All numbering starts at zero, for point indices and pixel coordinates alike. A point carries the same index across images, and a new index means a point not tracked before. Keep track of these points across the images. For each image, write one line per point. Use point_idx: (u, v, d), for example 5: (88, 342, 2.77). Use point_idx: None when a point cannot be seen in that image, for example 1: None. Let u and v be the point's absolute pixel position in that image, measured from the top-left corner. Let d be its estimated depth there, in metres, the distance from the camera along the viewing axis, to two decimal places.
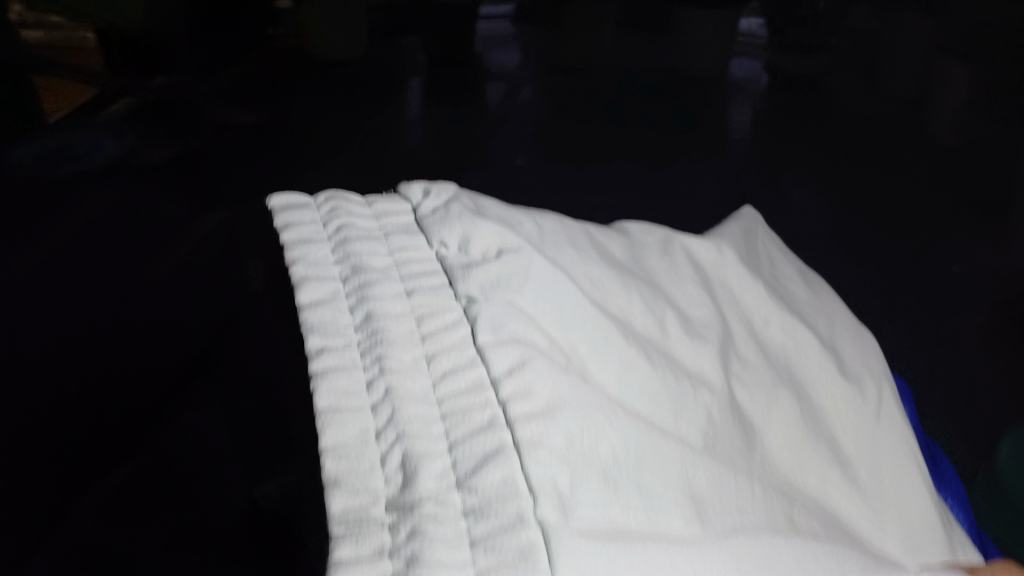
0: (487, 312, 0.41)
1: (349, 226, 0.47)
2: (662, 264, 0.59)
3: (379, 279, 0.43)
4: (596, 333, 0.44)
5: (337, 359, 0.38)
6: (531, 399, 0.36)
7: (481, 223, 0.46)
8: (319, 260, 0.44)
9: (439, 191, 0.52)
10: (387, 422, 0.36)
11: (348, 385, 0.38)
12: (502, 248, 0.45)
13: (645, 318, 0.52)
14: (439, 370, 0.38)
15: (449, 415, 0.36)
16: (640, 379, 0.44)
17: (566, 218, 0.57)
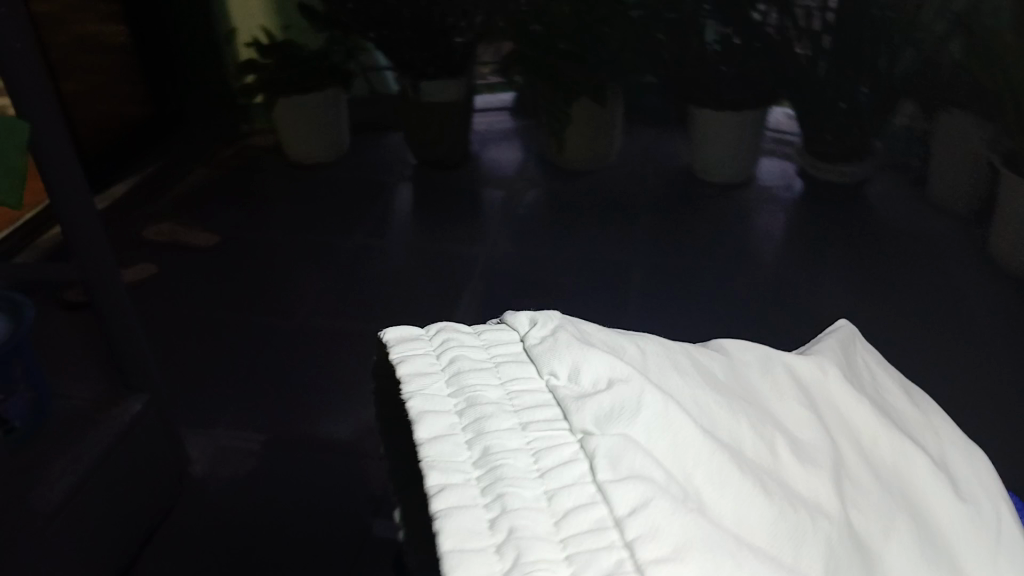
0: (602, 449, 0.46)
1: (460, 354, 0.53)
2: (766, 383, 0.61)
3: (492, 414, 0.48)
4: (711, 461, 0.47)
5: (456, 497, 0.43)
6: (641, 518, 0.42)
7: (595, 353, 0.51)
8: (435, 393, 0.51)
9: (543, 318, 0.58)
10: (504, 540, 0.41)
11: (471, 523, 0.42)
12: (613, 377, 0.50)
13: (756, 444, 0.53)
14: (558, 508, 0.43)
15: (566, 506, 0.43)
16: (749, 499, 0.46)
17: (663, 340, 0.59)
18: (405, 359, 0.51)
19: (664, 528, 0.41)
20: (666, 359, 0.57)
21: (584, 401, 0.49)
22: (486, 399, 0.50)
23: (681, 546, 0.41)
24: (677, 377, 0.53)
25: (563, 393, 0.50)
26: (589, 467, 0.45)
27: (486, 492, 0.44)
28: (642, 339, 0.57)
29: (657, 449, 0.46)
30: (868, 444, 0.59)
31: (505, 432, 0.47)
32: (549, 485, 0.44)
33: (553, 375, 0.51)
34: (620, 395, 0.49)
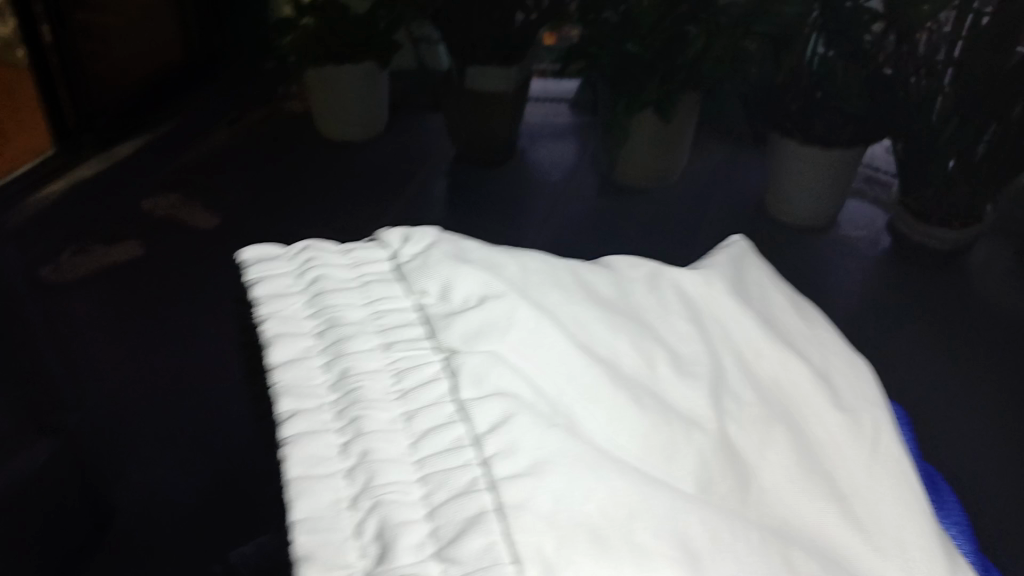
0: (469, 367, 0.42)
1: (324, 278, 0.49)
2: (650, 303, 0.53)
3: (352, 334, 0.45)
4: (581, 375, 0.44)
5: (307, 423, 0.40)
6: (515, 460, 0.38)
7: (467, 268, 0.48)
8: (291, 316, 0.46)
9: (418, 236, 0.53)
10: (354, 464, 0.38)
11: (324, 449, 0.39)
12: (485, 294, 0.47)
13: (634, 357, 0.48)
14: (416, 429, 0.40)
15: (423, 439, 0.39)
16: (653, 435, 0.44)
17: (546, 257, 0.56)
18: (267, 280, 0.49)
19: (531, 461, 0.38)
20: (550, 278, 0.54)
21: (450, 317, 0.46)
22: (341, 276, 0.49)
23: (557, 488, 0.37)
24: (552, 293, 0.49)
25: (431, 310, 0.48)
26: (451, 385, 0.42)
27: (333, 428, 0.40)
28: (517, 253, 0.53)
29: (534, 366, 0.44)
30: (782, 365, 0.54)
31: (363, 343, 0.45)
32: (396, 386, 0.42)
33: (424, 293, 0.48)
34: (490, 312, 0.46)
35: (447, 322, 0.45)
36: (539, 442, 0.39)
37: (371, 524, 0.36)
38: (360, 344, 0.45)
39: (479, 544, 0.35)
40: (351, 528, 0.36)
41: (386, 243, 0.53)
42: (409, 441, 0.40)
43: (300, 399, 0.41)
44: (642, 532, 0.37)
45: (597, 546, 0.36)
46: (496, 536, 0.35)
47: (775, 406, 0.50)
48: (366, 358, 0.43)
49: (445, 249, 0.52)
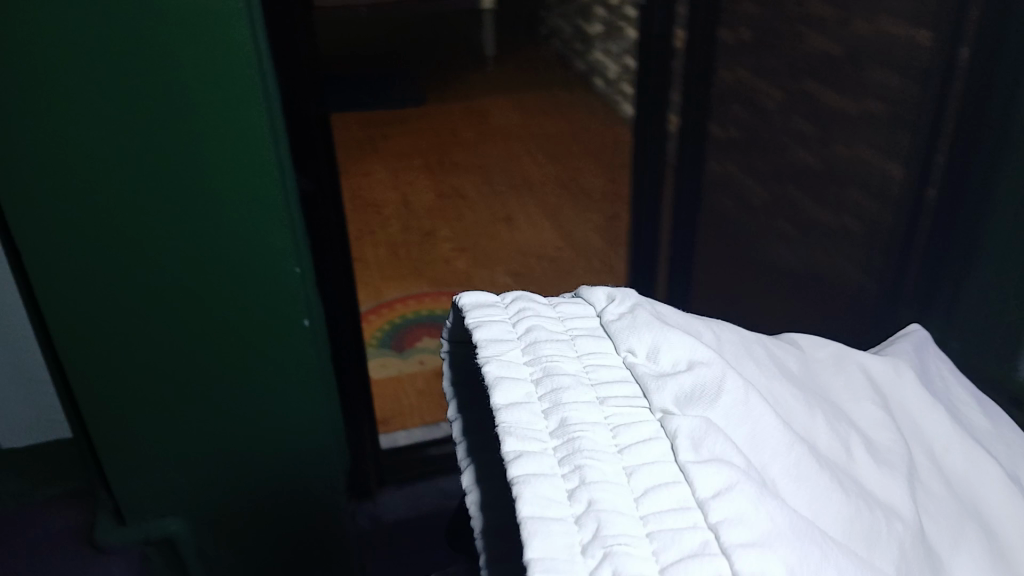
0: (688, 427, 0.48)
1: (539, 329, 0.55)
2: (836, 379, 0.66)
3: (570, 384, 0.51)
4: (781, 445, 0.51)
5: (535, 466, 0.46)
6: (746, 530, 0.44)
7: (672, 334, 0.54)
8: (512, 359, 0.52)
9: (622, 297, 0.59)
10: (584, 512, 0.44)
11: (554, 492, 0.45)
12: (692, 358, 0.53)
13: (833, 439, 0.57)
14: (639, 486, 0.45)
15: (626, 448, 0.47)
16: (822, 479, 0.50)
17: (745, 330, 0.64)
18: (484, 325, 0.54)
19: (761, 531, 0.44)
20: (739, 348, 0.60)
21: (663, 379, 0.52)
22: (549, 326, 0.56)
23: (766, 532, 0.44)
24: (749, 366, 0.59)
25: (641, 365, 0.53)
26: (670, 443, 0.48)
27: (558, 471, 0.46)
28: (719, 325, 0.62)
29: (736, 434, 0.50)
30: (940, 448, 0.66)
31: (580, 396, 0.51)
32: (609, 422, 0.49)
33: (632, 349, 0.54)
34: (699, 376, 0.52)
35: (660, 385, 0.51)
36: (760, 515, 0.45)
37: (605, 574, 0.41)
38: (579, 395, 0.51)
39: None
40: None
41: (592, 304, 0.59)
42: (634, 495, 0.45)
43: (534, 453, 0.46)
44: None
45: None
46: None
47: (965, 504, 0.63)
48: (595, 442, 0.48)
49: (650, 315, 0.57)
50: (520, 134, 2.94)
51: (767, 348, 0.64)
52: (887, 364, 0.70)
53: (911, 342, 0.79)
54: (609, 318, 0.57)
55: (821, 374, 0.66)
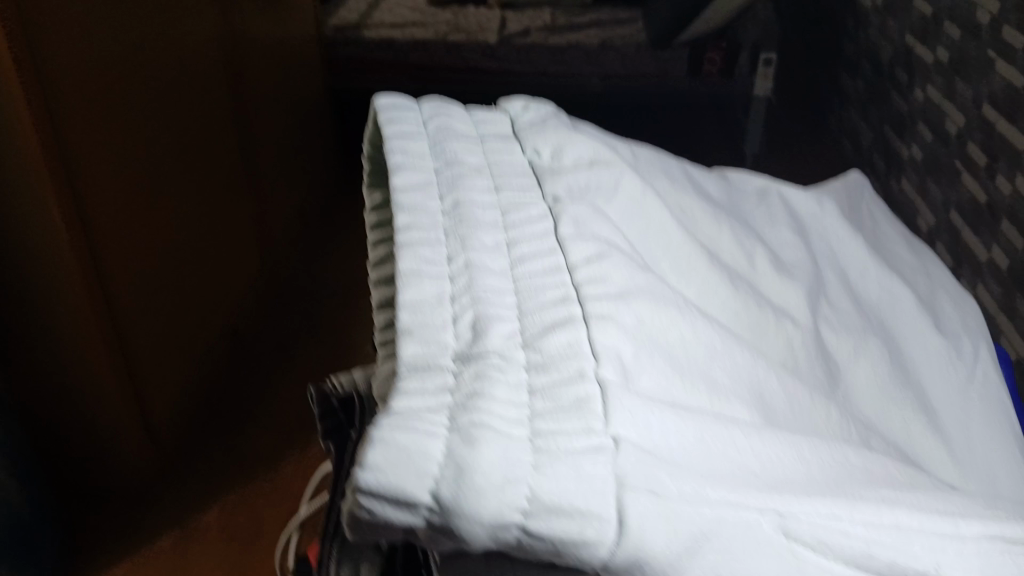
0: (576, 225, 0.28)
1: (456, 129, 0.32)
2: (750, 206, 0.36)
3: (466, 177, 0.30)
4: (670, 243, 0.30)
5: (493, 327, 0.24)
6: (713, 389, 0.25)
7: (577, 136, 0.32)
8: (425, 203, 0.29)
9: (546, 113, 0.34)
10: (550, 389, 0.22)
11: (506, 382, 0.23)
12: (594, 153, 0.31)
13: (726, 245, 0.33)
14: (550, 360, 0.23)
15: (546, 289, 0.26)
16: (828, 335, 0.32)
17: (661, 151, 0.36)
18: (394, 125, 0.32)
19: (719, 371, 0.25)
20: (651, 167, 0.34)
21: (556, 177, 0.30)
22: (474, 160, 0.31)
23: (714, 348, 0.26)
24: (660, 177, 0.33)
25: (539, 165, 0.31)
26: (589, 299, 0.25)
27: (526, 332, 0.24)
28: (635, 145, 0.35)
29: (632, 230, 0.29)
30: (851, 273, 0.35)
31: (483, 239, 0.28)
32: (570, 271, 0.26)
33: (532, 154, 0.31)
34: (599, 174, 0.30)
35: (552, 178, 0.30)
36: (767, 383, 0.26)
37: (471, 431, 0.20)
38: (550, 248, 0.27)
39: (580, 439, 0.20)
40: (511, 468, 0.19)
41: (504, 112, 0.34)
42: (633, 357, 0.23)
43: (411, 163, 0.30)
44: (726, 386, 0.25)
45: (684, 439, 0.21)
46: (608, 450, 0.20)
47: (867, 323, 0.34)
48: (481, 189, 0.29)
49: (563, 125, 0.33)
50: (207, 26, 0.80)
51: (686, 172, 0.36)
52: (811, 195, 0.38)
53: (845, 183, 0.40)
54: (516, 127, 0.33)
55: (727, 192, 0.36)
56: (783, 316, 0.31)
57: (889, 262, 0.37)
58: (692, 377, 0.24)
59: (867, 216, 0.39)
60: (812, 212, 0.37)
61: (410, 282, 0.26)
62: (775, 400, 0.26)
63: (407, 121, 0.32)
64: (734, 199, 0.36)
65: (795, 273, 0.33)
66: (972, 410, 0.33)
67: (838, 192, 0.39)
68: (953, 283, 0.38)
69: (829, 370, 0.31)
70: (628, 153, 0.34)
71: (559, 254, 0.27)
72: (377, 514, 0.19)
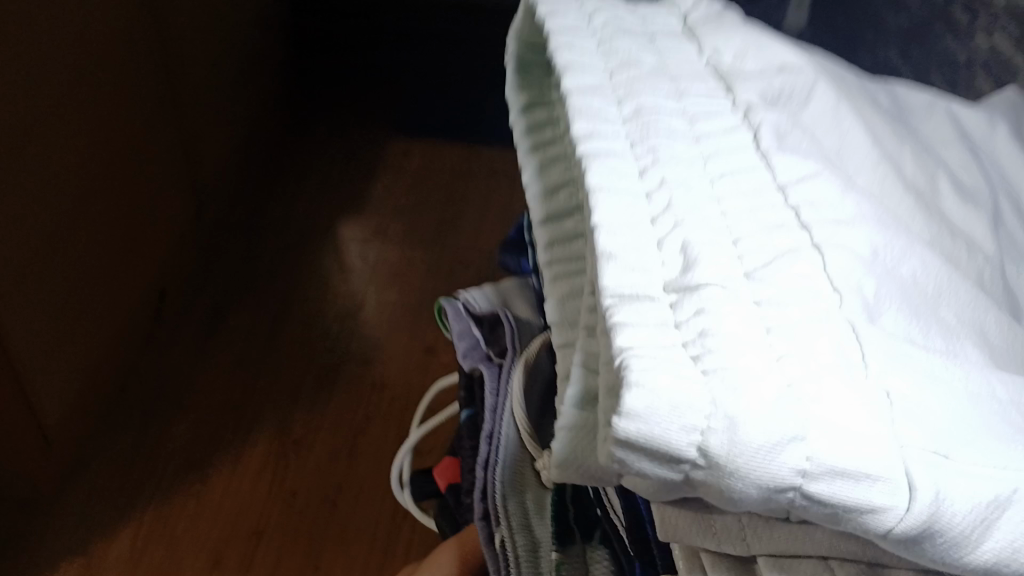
0: (777, 138, 0.25)
1: (622, 24, 0.29)
2: (921, 119, 0.33)
3: (644, 79, 0.27)
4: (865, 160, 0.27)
5: (707, 254, 0.22)
6: (946, 329, 0.22)
7: (760, 36, 0.28)
8: (603, 108, 0.26)
9: (716, 9, 0.30)
10: (792, 329, 0.20)
11: (739, 317, 0.20)
12: (780, 55, 0.28)
13: (911, 166, 0.29)
14: (784, 293, 0.21)
15: (760, 211, 0.23)
16: (1011, 271, 0.29)
17: (828, 54, 0.33)
18: (555, 19, 0.28)
19: (946, 308, 0.23)
20: (828, 73, 0.30)
21: (744, 83, 0.27)
22: (648, 60, 0.27)
23: (938, 284, 0.23)
24: (839, 85, 0.30)
25: (720, 68, 0.27)
26: (810, 227, 0.22)
27: (746, 260, 0.22)
28: (806, 48, 0.32)
29: (828, 145, 0.26)
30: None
31: (676, 151, 0.25)
32: (782, 193, 0.23)
33: (711, 55, 0.28)
34: (791, 80, 0.27)
35: (739, 83, 0.27)
36: (982, 322, 0.24)
37: (730, 379, 0.18)
38: (753, 163, 0.24)
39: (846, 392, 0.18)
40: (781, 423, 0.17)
41: (666, 6, 0.30)
42: (874, 294, 0.21)
43: (581, 62, 0.27)
44: (955, 326, 0.22)
45: (942, 393, 0.19)
46: (881, 408, 0.18)
47: None
48: (663, 93, 0.26)
49: (738, 22, 0.29)
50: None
51: (856, 80, 0.32)
52: (982, 113, 0.34)
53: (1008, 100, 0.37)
54: (686, 25, 0.29)
55: (897, 103, 0.33)
56: (972, 247, 0.28)
57: None
58: (925, 317, 0.22)
59: None
60: (981, 130, 0.34)
61: (604, 200, 0.23)
62: (990, 339, 0.24)
63: (568, 15, 0.28)
64: (905, 111, 0.33)
65: (978, 201, 0.30)
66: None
67: (1004, 109, 0.36)
68: None
69: (1018, 309, 0.28)
70: (807, 51, 0.30)
71: (766, 172, 0.24)
72: (630, 464, 0.17)
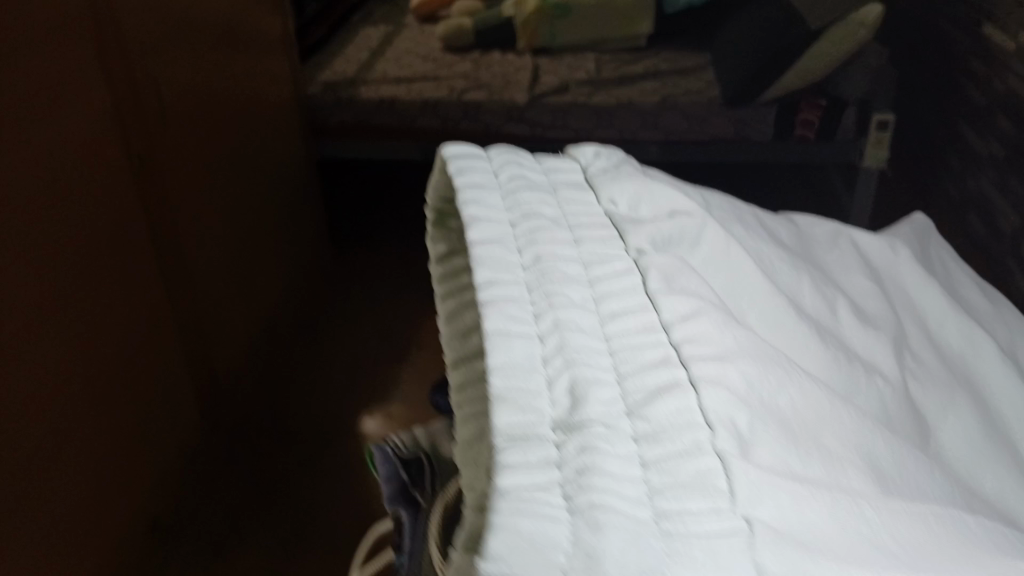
0: (666, 279, 0.27)
1: (527, 178, 0.31)
2: (824, 250, 0.35)
3: (544, 229, 0.29)
4: (761, 295, 0.28)
5: (593, 390, 0.23)
6: (824, 454, 0.23)
7: (657, 184, 0.31)
8: (506, 258, 0.27)
9: (615, 160, 0.33)
10: (661, 466, 0.21)
11: (618, 453, 0.21)
12: (676, 202, 0.30)
13: (809, 298, 0.31)
14: (659, 430, 0.22)
15: (643, 350, 0.24)
16: (915, 390, 0.31)
17: (731, 197, 0.35)
18: (465, 176, 0.31)
19: (826, 432, 0.24)
20: (727, 214, 0.33)
21: (636, 229, 0.29)
22: (550, 211, 0.30)
23: (821, 412, 0.24)
24: (737, 225, 0.32)
25: (618, 215, 0.30)
26: (689, 362, 0.24)
27: (627, 398, 0.23)
28: (704, 189, 0.34)
29: (719, 281, 0.28)
30: (930, 322, 0.34)
31: (570, 295, 0.26)
32: (667, 332, 0.25)
33: (607, 203, 0.30)
34: (683, 225, 0.29)
35: (631, 228, 0.29)
36: (872, 447, 0.25)
37: (597, 516, 0.19)
38: (639, 303, 0.26)
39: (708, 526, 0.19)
40: (644, 555, 0.18)
41: (570, 159, 0.33)
42: (748, 425, 0.22)
43: (486, 215, 0.29)
44: (836, 452, 0.23)
45: (809, 517, 0.20)
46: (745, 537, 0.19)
47: (952, 376, 0.32)
48: (562, 241, 0.28)
49: (636, 172, 0.32)
50: (112, 119, 0.62)
51: (758, 217, 0.35)
52: (886, 242, 0.36)
53: (914, 225, 0.39)
54: (588, 176, 0.32)
55: (800, 237, 0.35)
56: (872, 371, 0.29)
57: (965, 307, 0.36)
58: (803, 445, 0.23)
59: (940, 259, 0.38)
60: (884, 257, 0.36)
61: (499, 342, 0.24)
62: (884, 465, 0.24)
63: (477, 171, 0.31)
64: (806, 244, 0.35)
65: (880, 326, 0.32)
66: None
67: (909, 235, 0.38)
68: None
69: (920, 428, 0.29)
70: (702, 197, 0.33)
71: (653, 312, 0.26)
72: None
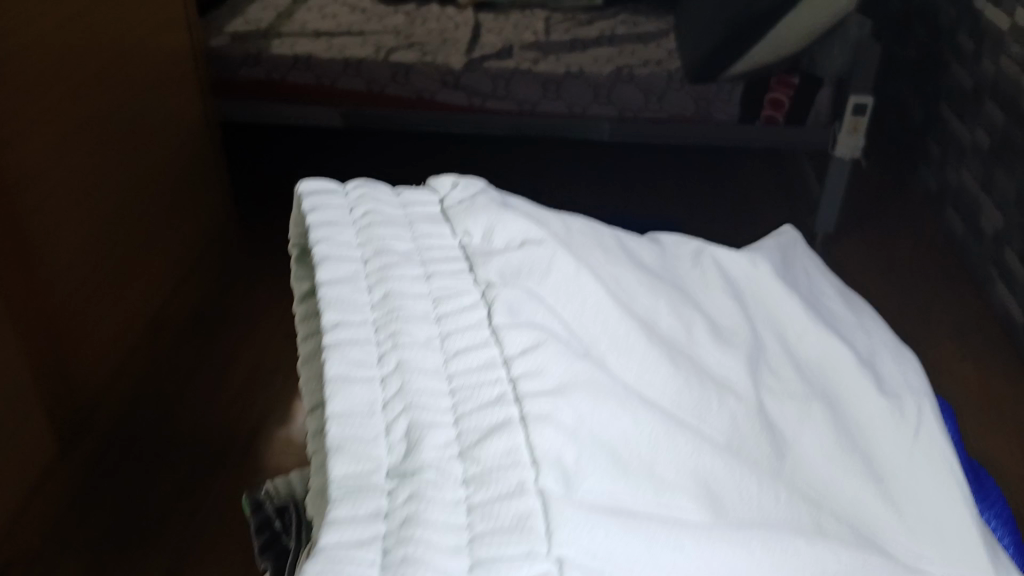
0: (511, 311, 0.27)
1: (385, 212, 0.31)
2: (685, 270, 0.36)
3: (397, 264, 0.29)
4: (612, 318, 0.29)
5: (426, 432, 0.23)
6: (656, 481, 0.24)
7: (512, 213, 0.31)
8: (355, 296, 0.28)
9: (474, 189, 0.33)
10: (485, 508, 0.21)
11: (443, 498, 0.22)
12: (530, 230, 0.31)
13: (664, 320, 0.32)
14: (488, 470, 0.22)
15: (482, 386, 0.25)
16: (770, 402, 0.31)
17: (596, 221, 0.36)
18: (320, 214, 0.31)
19: (660, 458, 0.24)
20: (586, 238, 0.33)
21: (487, 260, 0.29)
22: (404, 245, 0.30)
23: (659, 437, 0.25)
24: (595, 248, 0.33)
25: (472, 247, 0.30)
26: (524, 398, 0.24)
27: (461, 438, 0.23)
28: (566, 216, 0.34)
29: (569, 309, 0.29)
30: (791, 333, 0.35)
31: (416, 333, 0.26)
32: (505, 366, 0.25)
33: (462, 235, 0.31)
34: (534, 254, 0.30)
35: (482, 261, 0.29)
36: (714, 466, 0.25)
37: None
38: (481, 338, 0.26)
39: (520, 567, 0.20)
40: None
41: (432, 190, 0.34)
42: (575, 459, 0.23)
43: (338, 254, 0.29)
44: (671, 478, 0.24)
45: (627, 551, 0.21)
46: None
47: (809, 385, 0.33)
48: (413, 277, 0.28)
49: (494, 200, 0.32)
50: None
51: (621, 239, 0.35)
52: (749, 256, 0.37)
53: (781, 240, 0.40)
54: (446, 207, 0.32)
55: (662, 258, 0.36)
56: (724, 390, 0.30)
57: (827, 315, 0.37)
58: (635, 474, 0.23)
59: (804, 270, 0.39)
60: (745, 272, 0.37)
61: (338, 388, 0.24)
62: (724, 483, 0.25)
63: (332, 208, 0.31)
64: (668, 266, 0.35)
65: (736, 342, 0.33)
66: (916, 463, 0.32)
67: (774, 249, 0.39)
68: (890, 333, 0.38)
69: (775, 442, 0.30)
70: (561, 225, 0.33)
71: (495, 347, 0.26)
72: None
